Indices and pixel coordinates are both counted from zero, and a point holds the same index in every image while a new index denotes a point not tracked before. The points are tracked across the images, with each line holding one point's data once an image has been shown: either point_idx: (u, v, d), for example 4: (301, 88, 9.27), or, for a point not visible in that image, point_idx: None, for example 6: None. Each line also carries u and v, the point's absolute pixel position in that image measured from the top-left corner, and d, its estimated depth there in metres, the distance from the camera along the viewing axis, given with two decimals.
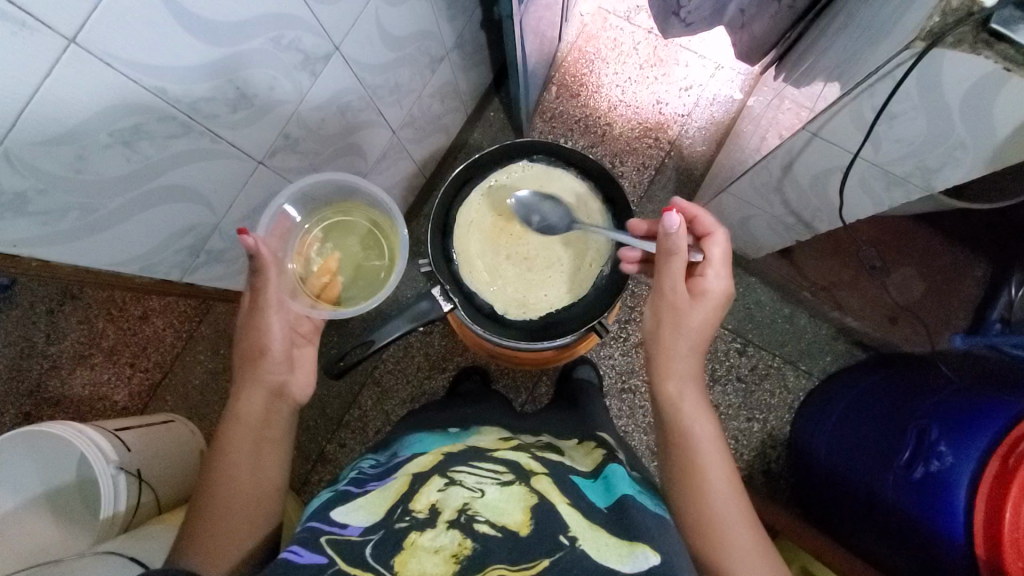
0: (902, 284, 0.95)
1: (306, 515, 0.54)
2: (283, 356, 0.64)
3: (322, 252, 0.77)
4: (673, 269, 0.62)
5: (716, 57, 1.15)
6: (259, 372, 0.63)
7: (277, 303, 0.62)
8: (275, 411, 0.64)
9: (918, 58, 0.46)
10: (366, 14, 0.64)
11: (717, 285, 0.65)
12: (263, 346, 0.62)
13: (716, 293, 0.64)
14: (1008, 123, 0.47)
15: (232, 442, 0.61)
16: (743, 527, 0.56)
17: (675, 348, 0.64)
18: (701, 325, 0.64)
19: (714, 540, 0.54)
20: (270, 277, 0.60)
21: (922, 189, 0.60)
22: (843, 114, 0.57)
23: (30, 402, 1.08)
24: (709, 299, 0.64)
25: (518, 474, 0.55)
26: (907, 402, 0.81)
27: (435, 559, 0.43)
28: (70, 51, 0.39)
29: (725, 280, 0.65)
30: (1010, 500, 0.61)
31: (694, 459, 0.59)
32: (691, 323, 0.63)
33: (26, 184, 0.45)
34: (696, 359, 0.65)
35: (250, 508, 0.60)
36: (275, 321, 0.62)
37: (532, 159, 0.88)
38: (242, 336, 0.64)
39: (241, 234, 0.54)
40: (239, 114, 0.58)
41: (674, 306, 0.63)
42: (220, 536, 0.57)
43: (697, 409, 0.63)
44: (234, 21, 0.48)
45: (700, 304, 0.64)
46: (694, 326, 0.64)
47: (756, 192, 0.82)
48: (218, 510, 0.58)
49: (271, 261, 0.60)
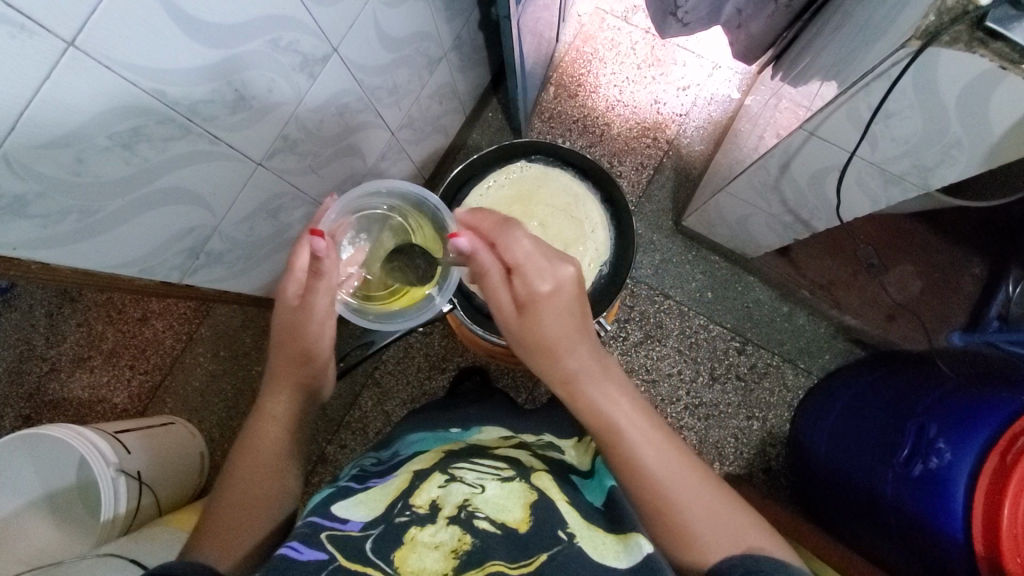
0: (900, 282, 0.98)
1: (308, 509, 0.54)
2: (327, 365, 0.65)
3: (355, 240, 0.76)
4: (493, 293, 0.59)
5: (714, 57, 1.15)
6: (302, 373, 0.64)
7: (331, 313, 0.62)
8: (305, 413, 0.66)
9: (913, 57, 0.46)
10: (365, 15, 0.65)
11: (538, 291, 0.57)
12: (312, 351, 0.63)
13: (544, 297, 0.57)
14: (1004, 121, 0.47)
15: (262, 437, 0.62)
16: (689, 490, 0.54)
17: (549, 356, 0.59)
18: (552, 330, 0.58)
19: (664, 513, 0.54)
20: (332, 287, 0.60)
21: (919, 187, 0.61)
22: (839, 113, 0.57)
23: (30, 405, 1.08)
24: (536, 308, 0.58)
25: (518, 470, 0.56)
26: (906, 399, 0.82)
27: (436, 555, 0.43)
28: (69, 54, 0.39)
29: (545, 280, 0.57)
30: (1009, 494, 0.61)
31: (620, 450, 0.56)
32: (543, 331, 0.58)
33: (26, 187, 0.45)
34: (577, 348, 0.59)
35: (269, 500, 0.60)
36: (329, 329, 0.63)
37: (530, 159, 0.88)
38: (283, 337, 0.64)
39: (316, 234, 0.56)
40: (238, 115, 0.58)
41: (512, 330, 0.60)
42: (236, 524, 0.56)
43: (606, 397, 0.58)
44: (234, 24, 0.49)
45: (535, 314, 0.58)
46: (546, 337, 0.58)
47: (754, 191, 0.82)
48: (236, 501, 0.58)
49: (333, 270, 0.60)
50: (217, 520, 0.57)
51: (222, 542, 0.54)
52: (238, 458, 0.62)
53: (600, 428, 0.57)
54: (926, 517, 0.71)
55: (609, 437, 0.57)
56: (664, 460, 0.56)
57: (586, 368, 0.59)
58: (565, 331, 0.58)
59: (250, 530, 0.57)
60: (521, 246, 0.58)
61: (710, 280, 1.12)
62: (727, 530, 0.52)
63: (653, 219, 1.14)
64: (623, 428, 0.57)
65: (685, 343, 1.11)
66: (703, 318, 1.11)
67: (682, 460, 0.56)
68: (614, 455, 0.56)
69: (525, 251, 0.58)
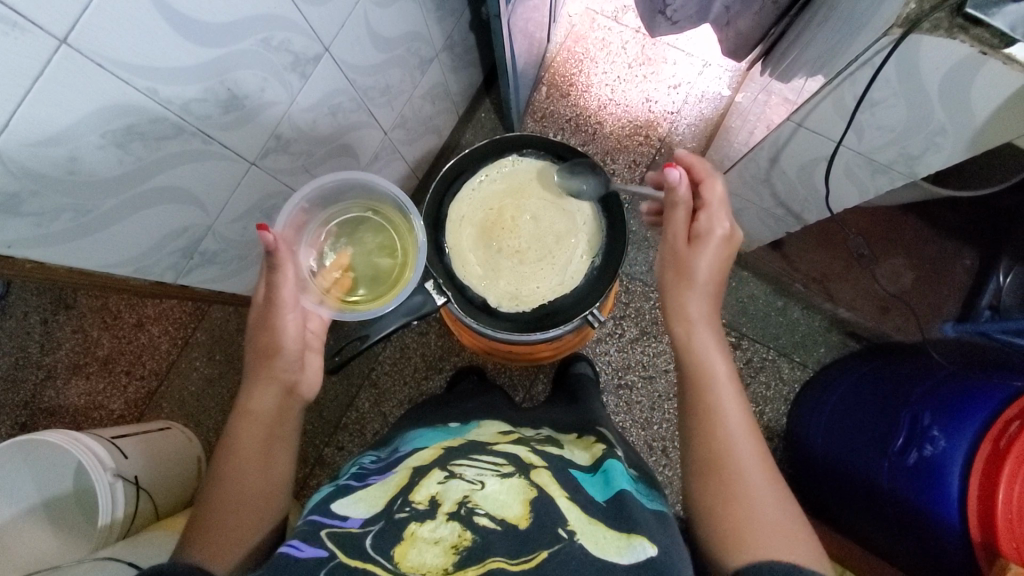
0: (891, 274, 0.98)
1: (308, 508, 0.54)
2: (297, 356, 0.63)
3: (335, 247, 0.77)
4: (676, 220, 0.64)
5: (704, 55, 1.16)
6: (272, 370, 0.62)
7: (293, 300, 0.61)
8: (288, 410, 0.64)
9: (896, 45, 0.48)
10: (355, 16, 0.65)
11: (717, 228, 0.63)
12: (275, 345, 0.61)
13: (719, 237, 0.63)
14: (986, 107, 0.48)
15: (242, 439, 0.61)
16: (754, 460, 0.55)
17: (684, 293, 0.63)
18: (706, 272, 0.62)
19: (720, 468, 0.55)
20: (287, 275, 0.59)
21: (906, 176, 0.61)
22: (826, 102, 0.58)
23: (25, 413, 1.08)
24: (710, 241, 0.63)
25: (518, 466, 0.55)
26: (901, 388, 0.82)
27: (435, 550, 0.43)
28: (61, 52, 0.40)
29: (729, 223, 0.63)
30: (1005, 476, 0.61)
31: (710, 401, 0.59)
32: (700, 269, 0.63)
33: (20, 185, 0.45)
34: (709, 302, 0.64)
35: (260, 501, 0.60)
36: (289, 319, 0.61)
37: (521, 154, 0.88)
38: (253, 334, 0.63)
39: (261, 229, 0.53)
40: (230, 115, 0.58)
41: (676, 255, 0.64)
42: (230, 531, 0.56)
43: (710, 349, 0.62)
44: (225, 22, 0.49)
45: (702, 247, 0.62)
46: (702, 271, 0.63)
47: (745, 184, 0.83)
48: (224, 504, 0.58)
49: (289, 259, 0.59)
50: (206, 527, 0.57)
51: (221, 551, 0.55)
52: (222, 464, 0.61)
53: (697, 373, 0.61)
54: (925, 507, 0.71)
55: (702, 387, 0.60)
56: (744, 427, 0.57)
57: (699, 322, 0.63)
58: (713, 279, 0.63)
59: (248, 534, 0.57)
60: (715, 191, 0.64)
61: None
62: (779, 516, 0.52)
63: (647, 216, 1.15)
64: (719, 384, 0.60)
65: None
66: None
67: (760, 435, 0.58)
68: (697, 404, 0.59)
69: (716, 198, 0.64)
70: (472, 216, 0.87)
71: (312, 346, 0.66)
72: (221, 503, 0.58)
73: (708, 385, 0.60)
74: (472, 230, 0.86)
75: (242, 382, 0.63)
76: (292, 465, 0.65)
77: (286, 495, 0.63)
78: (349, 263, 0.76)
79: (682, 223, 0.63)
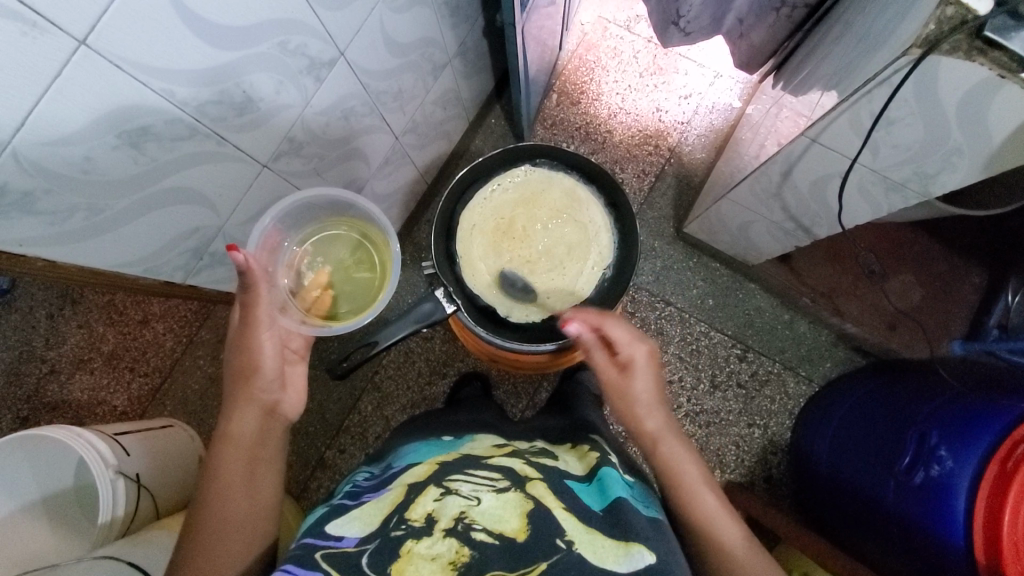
0: (901, 291, 0.98)
1: (300, 532, 0.53)
2: (276, 376, 0.63)
3: (312, 264, 0.78)
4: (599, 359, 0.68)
5: (715, 66, 1.16)
6: (251, 391, 0.62)
7: (270, 320, 0.61)
8: (270, 429, 0.63)
9: (915, 64, 0.47)
10: (371, 21, 0.65)
11: (637, 351, 0.67)
12: (254, 365, 0.62)
13: (641, 358, 0.67)
14: (1004, 129, 0.48)
15: (223, 463, 0.59)
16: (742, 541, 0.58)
17: (635, 413, 0.66)
18: (646, 394, 0.66)
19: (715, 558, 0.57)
20: (262, 293, 0.59)
21: (920, 194, 0.62)
22: (840, 121, 0.57)
23: (28, 406, 1.07)
24: (636, 367, 0.67)
25: (513, 480, 0.54)
26: (907, 407, 0.82)
27: (433, 567, 0.43)
28: (81, 52, 0.39)
29: (644, 343, 0.68)
30: (1011, 501, 0.61)
31: (698, 508, 0.60)
32: (636, 391, 0.66)
33: (34, 183, 0.45)
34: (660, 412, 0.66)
35: (244, 522, 0.57)
36: (265, 339, 0.61)
37: (534, 163, 0.87)
38: (230, 356, 0.63)
39: (231, 249, 0.54)
40: (245, 117, 0.58)
41: (612, 386, 0.67)
42: (213, 556, 0.54)
43: (679, 449, 0.65)
44: (244, 26, 0.49)
45: (633, 373, 0.66)
46: (639, 392, 0.66)
47: (755, 198, 0.82)
48: (206, 526, 0.56)
49: (263, 278, 0.60)
50: (190, 551, 0.55)
51: None
52: (202, 488, 0.59)
53: (667, 476, 0.63)
54: (928, 527, 0.70)
55: (674, 483, 0.63)
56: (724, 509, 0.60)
57: (662, 431, 0.66)
58: (655, 398, 0.67)
59: (239, 558, 0.56)
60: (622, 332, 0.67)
61: (712, 287, 1.13)
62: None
63: (655, 226, 1.15)
64: (693, 486, 0.62)
65: (686, 350, 1.11)
66: (704, 325, 1.12)
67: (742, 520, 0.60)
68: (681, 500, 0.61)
69: (623, 334, 0.67)
70: (482, 224, 0.86)
71: (291, 360, 0.66)
72: (208, 532, 0.56)
73: (685, 483, 0.62)
74: (482, 239, 0.86)
75: (221, 409, 0.62)
76: (278, 488, 0.62)
77: (275, 514, 0.61)
78: (328, 280, 0.78)
79: (603, 361, 0.68)
